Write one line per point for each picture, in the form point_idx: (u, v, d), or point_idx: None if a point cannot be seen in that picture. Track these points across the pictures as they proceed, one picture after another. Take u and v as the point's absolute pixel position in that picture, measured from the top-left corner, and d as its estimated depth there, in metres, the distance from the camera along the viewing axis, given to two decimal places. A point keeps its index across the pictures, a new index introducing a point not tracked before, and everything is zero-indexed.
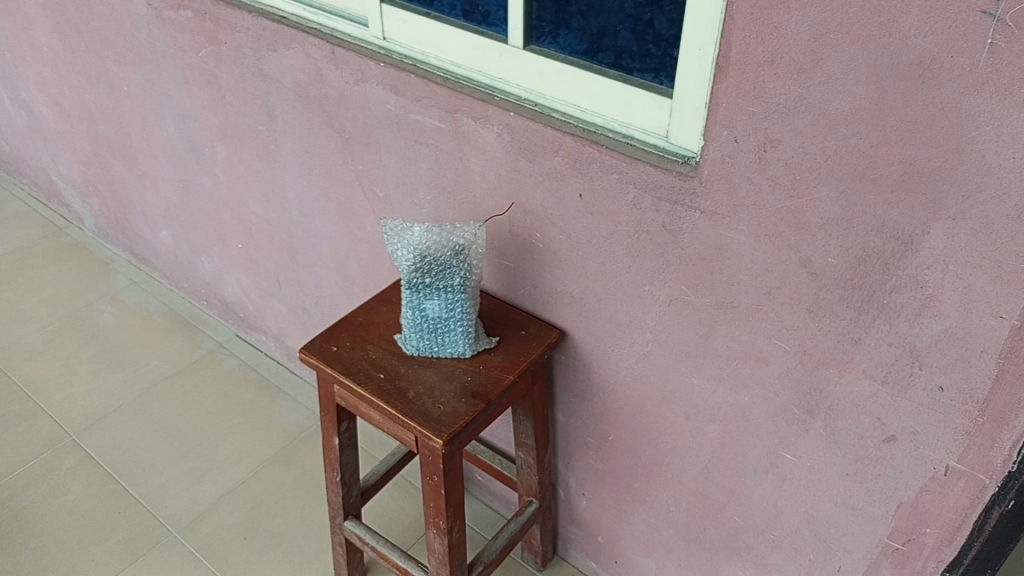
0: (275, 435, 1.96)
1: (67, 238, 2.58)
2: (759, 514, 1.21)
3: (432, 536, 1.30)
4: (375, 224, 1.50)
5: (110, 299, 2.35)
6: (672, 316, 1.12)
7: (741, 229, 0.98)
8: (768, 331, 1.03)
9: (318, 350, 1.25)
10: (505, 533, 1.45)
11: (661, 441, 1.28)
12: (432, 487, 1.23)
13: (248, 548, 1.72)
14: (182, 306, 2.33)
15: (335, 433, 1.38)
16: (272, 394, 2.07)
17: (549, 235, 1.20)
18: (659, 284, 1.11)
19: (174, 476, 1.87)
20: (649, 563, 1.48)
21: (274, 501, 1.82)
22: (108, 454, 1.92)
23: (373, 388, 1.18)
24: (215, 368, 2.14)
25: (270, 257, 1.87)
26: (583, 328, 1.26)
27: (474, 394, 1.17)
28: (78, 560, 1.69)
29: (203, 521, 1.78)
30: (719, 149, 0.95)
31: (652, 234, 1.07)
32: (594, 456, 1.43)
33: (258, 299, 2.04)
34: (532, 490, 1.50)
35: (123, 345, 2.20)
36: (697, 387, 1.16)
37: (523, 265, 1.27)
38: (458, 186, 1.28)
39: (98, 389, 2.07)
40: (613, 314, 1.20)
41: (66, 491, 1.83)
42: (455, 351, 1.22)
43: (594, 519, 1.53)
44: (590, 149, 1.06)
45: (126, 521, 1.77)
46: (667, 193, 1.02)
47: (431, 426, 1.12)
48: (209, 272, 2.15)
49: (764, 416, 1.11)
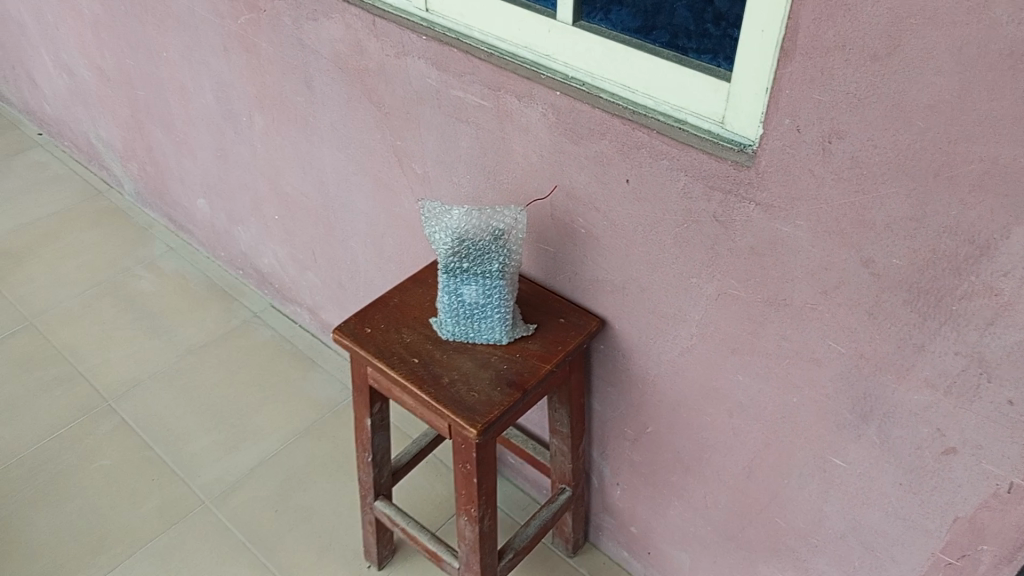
0: (307, 408, 1.95)
1: (107, 202, 2.59)
2: (803, 517, 1.16)
3: (462, 523, 1.28)
4: (412, 201, 1.47)
5: (147, 266, 2.35)
6: (719, 309, 1.07)
7: (799, 223, 0.92)
8: (821, 331, 0.98)
9: (352, 331, 1.22)
10: (536, 521, 1.43)
11: (702, 437, 1.24)
12: (464, 475, 1.20)
13: (278, 521, 1.72)
14: (219, 274, 2.32)
15: (367, 414, 1.35)
16: (306, 367, 2.05)
17: (593, 221, 1.15)
18: (707, 277, 1.06)
19: (207, 445, 1.87)
20: (683, 558, 1.45)
21: (305, 474, 1.81)
22: (143, 421, 1.92)
23: (407, 372, 1.15)
24: (250, 338, 2.13)
25: (306, 229, 1.85)
26: (624, 318, 1.21)
27: (510, 383, 1.14)
28: (112, 526, 1.71)
29: (235, 492, 1.77)
30: (780, 139, 0.89)
31: (701, 224, 1.02)
32: (631, 448, 1.39)
33: (293, 272, 2.02)
34: (565, 478, 1.47)
35: (160, 312, 2.20)
36: (743, 385, 1.12)
37: (563, 251, 1.23)
38: (499, 166, 1.23)
39: (134, 355, 2.08)
40: (657, 306, 1.15)
41: (102, 456, 1.84)
42: (491, 338, 1.18)
43: (628, 509, 1.50)
44: (639, 133, 1.01)
45: (160, 488, 1.78)
46: (721, 182, 0.97)
47: (465, 415, 1.09)
48: (245, 241, 2.14)
49: (813, 419, 1.06)
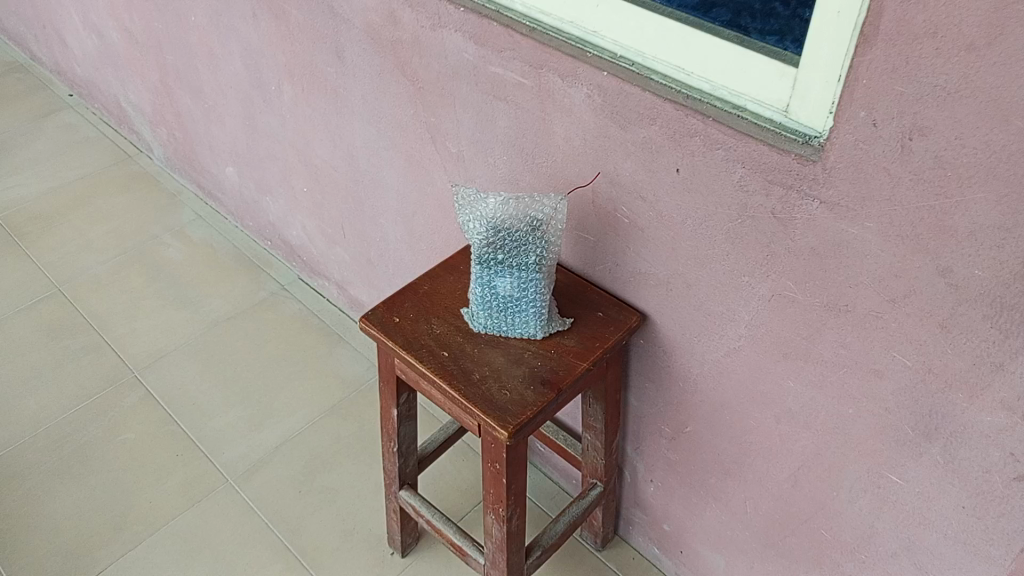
0: (333, 386, 1.91)
1: (136, 166, 2.55)
2: (852, 532, 1.10)
3: (490, 521, 1.22)
4: (444, 181, 1.40)
5: (175, 234, 2.31)
6: (772, 311, 1.00)
7: (868, 225, 0.84)
8: (884, 341, 0.90)
9: (380, 320, 1.16)
10: (565, 517, 1.38)
11: (746, 440, 1.17)
12: (492, 475, 1.15)
13: (302, 502, 1.68)
14: (247, 244, 2.28)
15: (393, 404, 1.29)
16: (333, 343, 2.00)
17: (637, 211, 1.08)
18: (760, 276, 0.99)
19: (232, 421, 1.84)
20: (717, 560, 1.40)
21: (330, 455, 1.77)
22: (167, 395, 1.89)
23: (436, 367, 1.09)
24: (277, 311, 2.08)
25: (335, 204, 1.79)
26: (667, 314, 1.14)
27: (544, 381, 1.07)
28: (135, 502, 1.68)
29: (259, 471, 1.74)
30: (852, 133, 0.81)
31: (757, 220, 0.95)
32: (667, 446, 1.33)
33: (322, 245, 1.97)
34: (597, 473, 1.41)
35: (187, 282, 2.17)
36: (794, 392, 1.05)
37: (604, 241, 1.15)
38: (538, 149, 1.16)
39: (160, 327, 2.05)
40: (704, 304, 1.08)
41: (126, 430, 1.82)
42: (526, 332, 1.12)
43: (662, 507, 1.45)
44: (693, 120, 0.93)
45: (183, 465, 1.75)
46: (781, 176, 0.89)
47: (496, 415, 1.03)
48: (273, 212, 2.09)
49: (869, 432, 0.98)
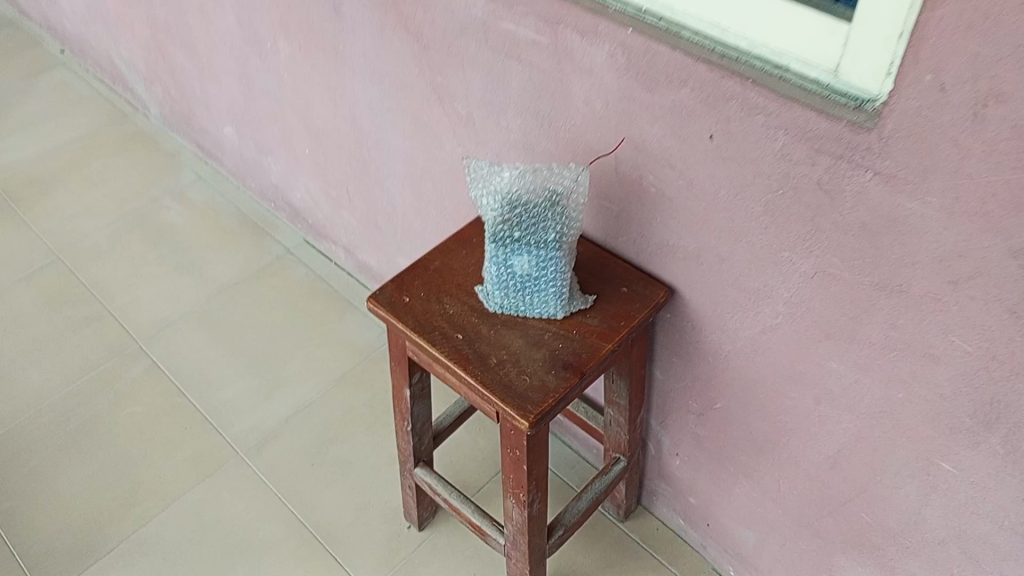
0: (344, 353, 1.83)
1: (132, 126, 2.46)
2: (896, 517, 1.03)
3: (510, 505, 1.16)
4: (453, 145, 1.31)
5: (176, 196, 2.23)
6: (814, 290, 0.92)
7: (929, 201, 0.76)
8: (942, 324, 0.82)
9: (389, 300, 1.08)
10: (588, 495, 1.32)
11: (781, 420, 1.10)
12: (512, 462, 1.08)
13: (316, 476, 1.62)
14: (249, 206, 2.19)
15: (406, 385, 1.22)
16: (342, 308, 1.93)
17: (664, 179, 0.99)
18: (803, 252, 0.90)
19: (241, 391, 1.77)
20: (747, 536, 1.34)
21: (343, 425, 1.70)
22: (173, 365, 1.82)
23: (450, 351, 1.02)
24: (283, 276, 2.01)
25: (339, 167, 1.70)
26: (697, 288, 1.06)
27: (566, 365, 1.00)
28: (144, 477, 1.62)
29: (271, 443, 1.67)
30: (916, 98, 0.72)
31: (801, 192, 0.86)
32: (695, 421, 1.27)
33: (326, 208, 1.88)
34: (620, 448, 1.35)
35: (190, 247, 2.09)
36: (836, 373, 0.97)
37: (628, 211, 1.07)
38: (554, 111, 1.07)
39: (164, 294, 1.98)
40: (738, 278, 1.00)
41: (132, 402, 1.75)
42: (546, 313, 1.04)
43: (688, 480, 1.39)
44: (730, 82, 0.84)
45: (192, 438, 1.68)
46: (830, 145, 0.80)
47: (515, 404, 0.96)
48: (275, 173, 2.00)
49: (920, 418, 0.91)
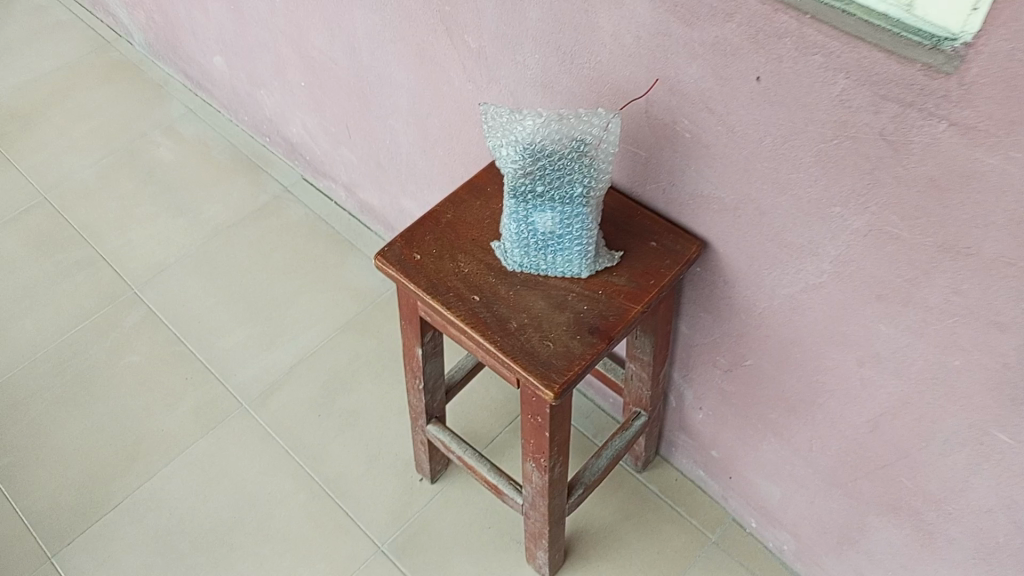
0: (348, 298, 1.76)
1: (115, 54, 2.32)
2: (940, 484, 0.98)
3: (529, 469, 1.10)
4: (463, 81, 1.20)
5: (165, 130, 2.12)
6: (867, 248, 0.84)
7: (1013, 156, 0.68)
8: (1014, 291, 0.75)
9: (398, 258, 1.00)
10: (608, 452, 1.26)
11: (818, 380, 1.04)
12: (532, 428, 1.02)
13: (323, 427, 1.56)
14: (243, 141, 2.08)
15: (417, 343, 1.14)
16: (344, 250, 1.85)
17: (701, 125, 0.89)
18: (857, 208, 0.82)
19: (242, 339, 1.70)
20: (772, 491, 1.30)
21: (349, 374, 1.64)
22: (171, 312, 1.75)
23: (466, 314, 0.94)
24: (281, 216, 1.92)
25: (338, 101, 1.59)
26: (732, 242, 0.98)
27: (593, 329, 0.92)
28: (146, 430, 1.57)
29: (275, 393, 1.61)
30: (1008, 40, 0.63)
31: (859, 143, 0.77)
32: (722, 377, 1.20)
33: (325, 144, 1.78)
34: (642, 402, 1.29)
35: (182, 185, 1.99)
36: (885, 336, 0.90)
37: (658, 158, 0.98)
38: (578, 47, 0.96)
39: (157, 236, 1.89)
40: (780, 233, 0.92)
41: (130, 351, 1.68)
42: (569, 272, 0.96)
43: (711, 433, 1.34)
44: (783, 17, 0.75)
45: (194, 389, 1.62)
46: (899, 91, 0.71)
47: (539, 373, 0.89)
48: (269, 106, 1.89)
49: (977, 387, 0.85)
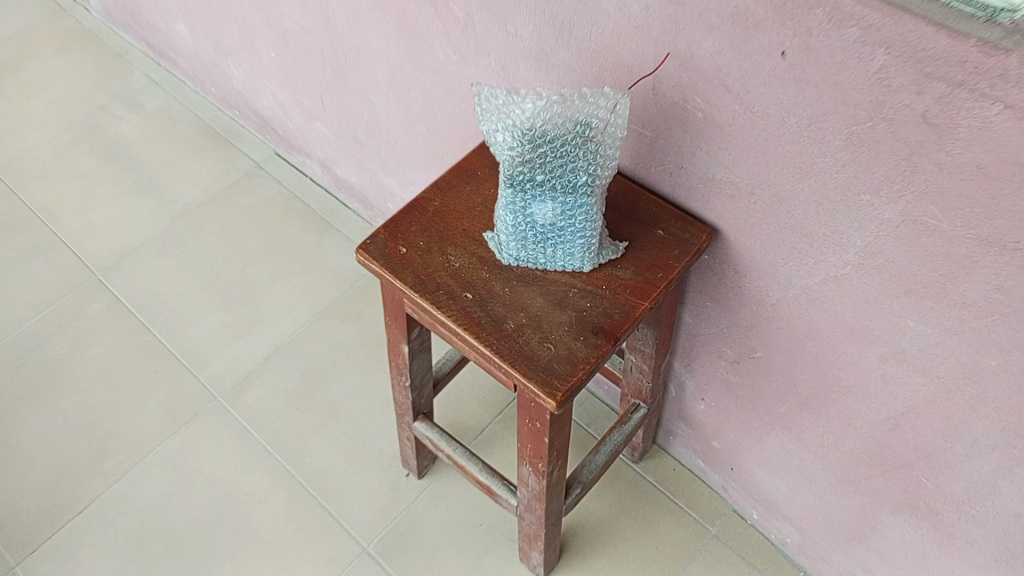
0: (326, 282, 1.67)
1: (72, 20, 2.18)
2: (963, 485, 0.92)
3: (526, 472, 1.04)
4: (448, 53, 1.10)
5: (127, 103, 1.99)
6: (898, 240, 0.77)
7: None
8: None
9: (382, 252, 0.91)
10: (606, 448, 1.19)
11: (834, 376, 0.97)
12: (530, 432, 0.95)
13: (303, 421, 1.48)
14: (211, 114, 1.97)
15: (403, 340, 1.06)
16: (321, 230, 1.75)
17: (716, 104, 0.81)
18: (889, 196, 0.74)
19: (215, 327, 1.61)
20: (777, 485, 1.24)
21: (329, 364, 1.55)
22: (138, 299, 1.65)
23: (459, 314, 0.86)
24: (253, 194, 1.81)
25: (310, 73, 1.48)
26: (745, 230, 0.90)
27: (597, 329, 0.85)
28: (114, 427, 1.48)
29: (251, 385, 1.53)
30: None
31: (897, 126, 0.69)
32: (728, 368, 1.14)
33: (298, 118, 1.67)
34: (641, 394, 1.23)
35: (146, 162, 1.88)
36: (912, 333, 0.83)
37: (665, 139, 0.89)
38: (577, 17, 0.87)
39: (121, 218, 1.78)
40: (799, 222, 0.84)
41: (95, 342, 1.59)
42: (570, 266, 0.88)
43: (712, 424, 1.27)
44: None
45: (164, 382, 1.53)
46: (948, 69, 0.63)
47: (539, 379, 0.82)
48: (237, 77, 1.77)
49: (1014, 389, 0.78)
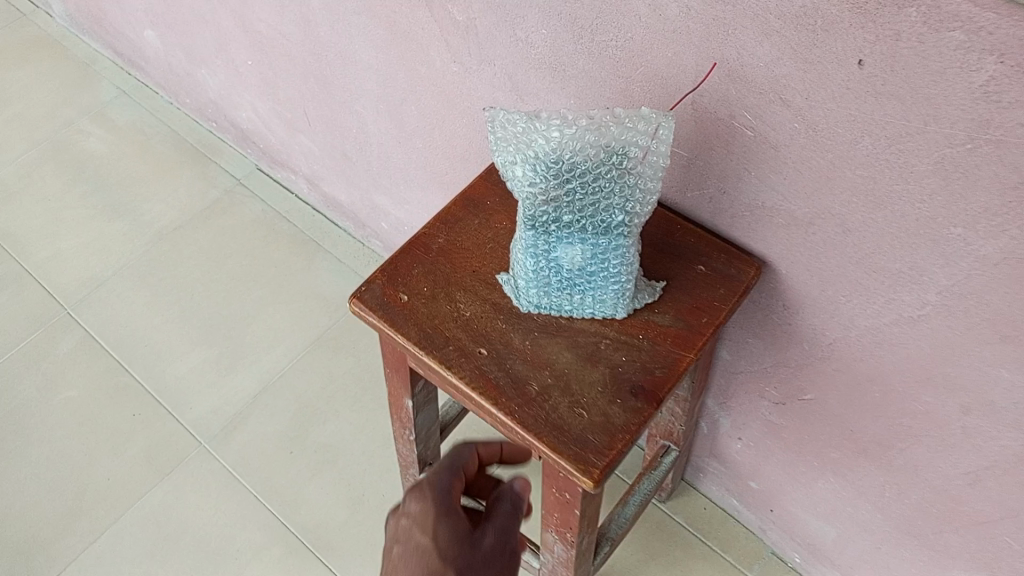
0: (317, 309, 1.54)
1: (35, 28, 2.04)
2: None
3: (551, 539, 0.91)
4: (446, 61, 0.97)
5: (96, 118, 1.85)
6: (996, 280, 0.65)
7: None
8: None
9: (380, 301, 0.79)
10: (635, 498, 1.07)
11: (902, 424, 0.85)
12: (558, 501, 0.83)
13: (296, 466, 1.36)
14: (187, 127, 1.83)
15: (407, 394, 0.94)
16: (309, 251, 1.62)
17: (771, 121, 0.68)
18: (988, 230, 0.62)
19: (197, 364, 1.48)
20: (824, 530, 1.12)
21: (323, 401, 1.43)
22: (112, 334, 1.51)
23: (472, 375, 0.74)
24: (235, 214, 1.68)
25: (292, 83, 1.35)
26: (801, 263, 0.78)
27: (635, 390, 0.73)
28: (89, 480, 1.35)
29: (239, 428, 1.40)
30: None
31: (1006, 149, 0.57)
32: (770, 408, 1.01)
33: (280, 131, 1.54)
34: (671, 436, 1.11)
35: (118, 182, 1.74)
36: (1006, 383, 0.72)
37: (705, 160, 0.77)
38: (601, 20, 0.74)
39: (93, 245, 1.64)
40: (869, 256, 0.72)
41: (67, 385, 1.45)
42: (600, 313, 0.77)
43: (749, 464, 1.15)
44: None
45: (144, 427, 1.40)
46: None
47: (571, 453, 0.69)
48: (213, 88, 1.64)
49: None
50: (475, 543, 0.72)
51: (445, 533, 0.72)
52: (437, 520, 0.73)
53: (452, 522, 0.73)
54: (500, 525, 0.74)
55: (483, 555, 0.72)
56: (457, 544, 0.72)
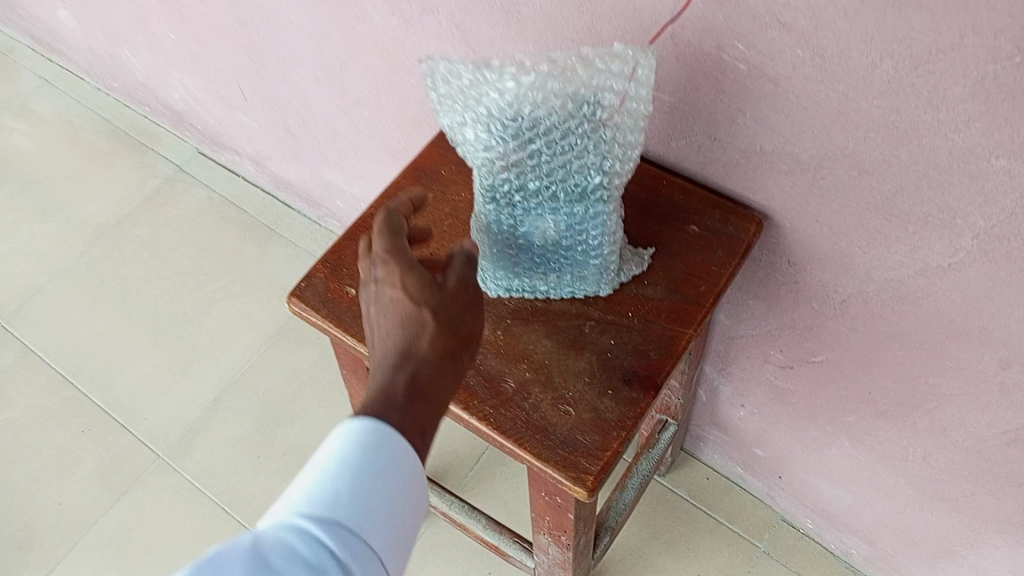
0: (276, 300, 1.42)
1: None
2: None
3: (544, 542, 0.82)
4: (383, 13, 0.85)
5: (17, 111, 1.70)
6: None
7: None
8: None
9: (325, 297, 0.69)
10: (635, 481, 0.97)
11: (928, 383, 0.76)
12: (548, 505, 0.73)
13: (265, 473, 1.25)
14: (117, 113, 1.68)
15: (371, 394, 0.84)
16: (262, 238, 1.49)
17: (768, 48, 0.57)
18: None
19: (149, 370, 1.36)
20: (839, 496, 1.03)
21: (289, 399, 1.32)
22: (53, 348, 1.39)
23: None
24: (177, 205, 1.55)
25: (220, 55, 1.21)
26: (807, 213, 0.67)
27: (628, 378, 0.64)
28: (40, 509, 1.23)
29: (201, 436, 1.29)
30: None
31: None
32: (777, 373, 0.91)
33: (216, 110, 1.40)
34: (669, 410, 1.01)
35: (47, 181, 1.59)
36: None
37: (691, 102, 0.65)
38: None
39: (24, 251, 1.51)
40: (890, 199, 0.61)
41: (7, 407, 1.33)
42: (581, 292, 0.68)
43: (754, 432, 1.06)
44: None
45: (96, 446, 1.29)
46: None
47: (560, 459, 0.61)
48: (139, 68, 1.49)
49: None
50: (442, 286, 0.59)
51: (415, 284, 0.58)
52: (404, 273, 0.59)
53: (417, 266, 0.59)
54: (465, 267, 0.61)
55: (452, 296, 0.59)
56: (426, 289, 0.58)
